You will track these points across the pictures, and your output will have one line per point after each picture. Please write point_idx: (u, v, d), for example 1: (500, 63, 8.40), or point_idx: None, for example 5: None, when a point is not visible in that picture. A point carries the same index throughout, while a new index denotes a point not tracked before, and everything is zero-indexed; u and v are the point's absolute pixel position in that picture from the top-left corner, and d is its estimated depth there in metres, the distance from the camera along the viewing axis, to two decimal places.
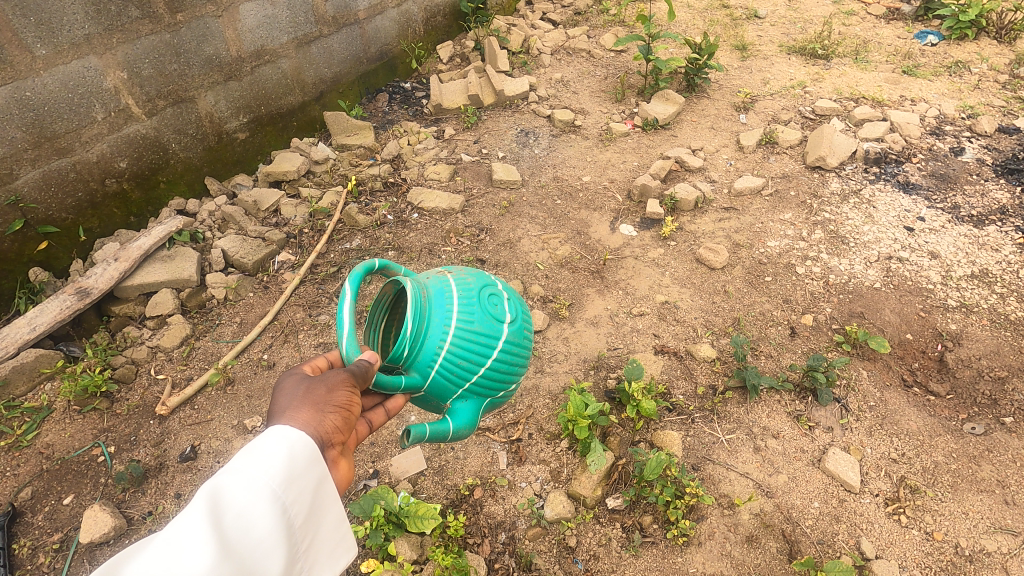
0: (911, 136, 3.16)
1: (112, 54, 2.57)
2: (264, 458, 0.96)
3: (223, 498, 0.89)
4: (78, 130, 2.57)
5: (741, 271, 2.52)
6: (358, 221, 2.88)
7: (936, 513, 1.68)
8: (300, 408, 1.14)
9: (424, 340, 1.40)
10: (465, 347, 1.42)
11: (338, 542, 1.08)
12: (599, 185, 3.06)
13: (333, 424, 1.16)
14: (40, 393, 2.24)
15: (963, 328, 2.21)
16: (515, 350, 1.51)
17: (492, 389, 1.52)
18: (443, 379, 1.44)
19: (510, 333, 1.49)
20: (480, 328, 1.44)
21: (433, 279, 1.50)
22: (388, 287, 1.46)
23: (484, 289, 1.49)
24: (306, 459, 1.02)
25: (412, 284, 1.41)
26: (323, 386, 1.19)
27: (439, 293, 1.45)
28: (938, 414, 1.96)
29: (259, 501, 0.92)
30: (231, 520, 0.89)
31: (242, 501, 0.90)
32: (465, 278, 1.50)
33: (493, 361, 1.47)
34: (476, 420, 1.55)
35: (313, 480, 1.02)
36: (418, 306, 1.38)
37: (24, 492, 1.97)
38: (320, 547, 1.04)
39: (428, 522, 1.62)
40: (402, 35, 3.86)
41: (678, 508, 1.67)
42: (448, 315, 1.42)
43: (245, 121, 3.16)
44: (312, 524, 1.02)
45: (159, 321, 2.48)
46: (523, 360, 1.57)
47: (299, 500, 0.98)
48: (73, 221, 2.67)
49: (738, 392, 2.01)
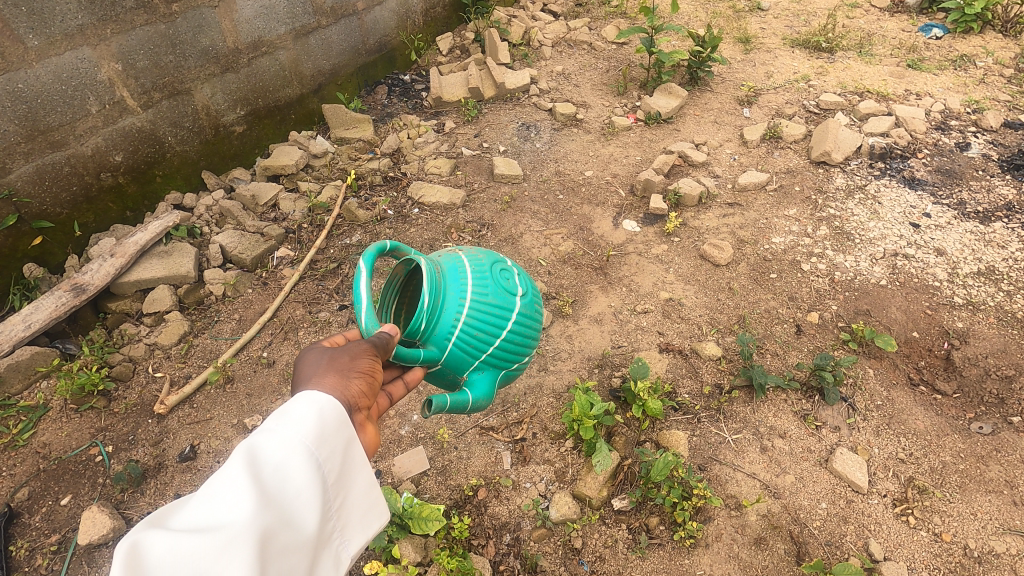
0: (916, 131, 3.13)
1: (106, 45, 2.51)
2: (296, 418, 0.97)
3: (258, 455, 0.90)
4: (72, 123, 2.51)
5: (745, 267, 2.50)
6: (358, 216, 2.84)
7: (945, 515, 1.67)
8: (326, 374, 1.15)
9: (440, 313, 1.45)
10: (480, 319, 1.48)
11: (369, 507, 1.07)
12: (602, 180, 3.03)
13: (358, 389, 1.17)
14: (37, 391, 2.20)
15: (969, 326, 2.19)
16: (527, 322, 1.59)
17: (507, 360, 1.59)
18: (461, 351, 1.49)
19: (522, 306, 1.56)
20: (494, 300, 1.50)
21: (445, 257, 1.56)
22: (400, 267, 1.49)
23: (495, 265, 1.56)
24: (336, 422, 1.01)
25: (426, 261, 1.46)
26: (346, 355, 1.21)
27: (452, 269, 1.50)
28: (945, 413, 1.94)
29: (293, 457, 0.92)
30: (268, 475, 0.90)
31: (276, 457, 0.91)
32: (476, 255, 1.56)
33: (508, 333, 1.54)
34: (492, 391, 1.61)
35: (342, 442, 1.01)
36: (433, 281, 1.43)
37: (21, 492, 1.94)
38: (352, 509, 1.04)
39: (432, 524, 1.60)
40: (401, 27, 3.81)
41: (686, 509, 1.65)
42: (463, 288, 1.48)
43: (242, 114, 3.12)
44: (344, 485, 1.02)
45: (157, 318, 2.44)
46: (534, 332, 1.64)
47: (331, 458, 0.98)
48: (68, 216, 2.62)
49: (744, 391, 1.99)
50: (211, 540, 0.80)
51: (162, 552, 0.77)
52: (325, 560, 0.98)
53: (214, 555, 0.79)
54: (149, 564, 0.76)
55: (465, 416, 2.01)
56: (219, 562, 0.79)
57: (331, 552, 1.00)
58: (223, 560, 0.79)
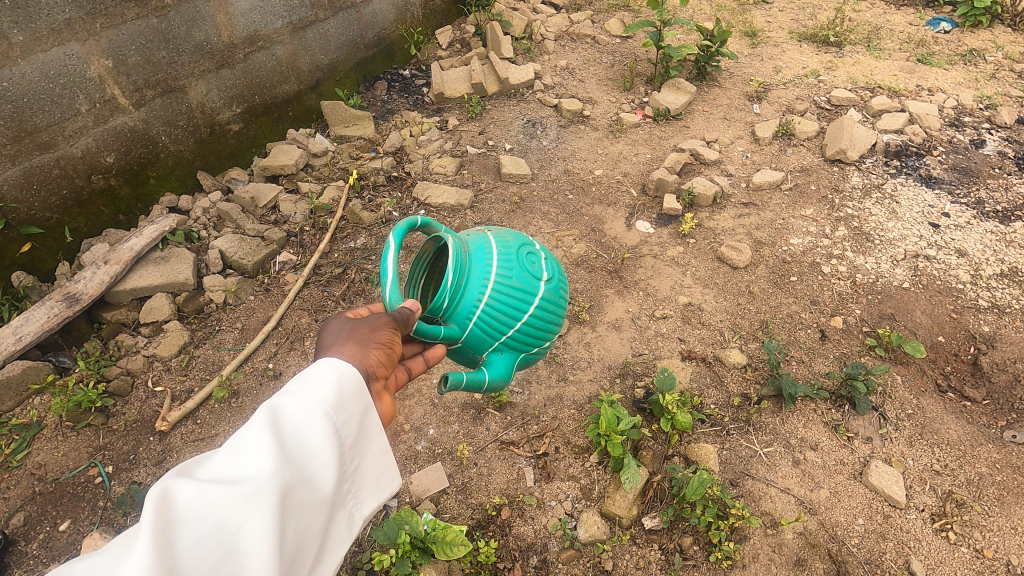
0: (931, 128, 3.07)
1: (95, 40, 2.38)
2: (316, 382, 0.97)
3: (279, 415, 0.91)
4: (61, 123, 2.39)
5: (764, 270, 2.43)
6: (363, 219, 2.74)
7: (985, 530, 1.63)
8: (346, 343, 1.14)
9: (463, 292, 1.38)
10: (503, 301, 1.41)
11: (383, 472, 1.07)
12: (613, 179, 2.94)
13: (377, 359, 1.14)
14: (29, 409, 2.10)
15: (996, 330, 2.14)
16: (551, 308, 1.50)
17: (528, 343, 1.50)
18: (481, 331, 1.42)
19: (547, 291, 1.48)
20: (517, 284, 1.42)
21: (472, 236, 1.49)
22: (429, 244, 1.45)
23: (523, 248, 1.48)
24: (354, 389, 1.01)
25: (453, 239, 1.40)
26: (367, 326, 1.19)
27: (479, 250, 1.43)
28: (976, 421, 1.89)
29: (312, 420, 0.93)
30: (287, 435, 0.91)
31: (297, 418, 0.92)
32: (504, 236, 1.49)
33: (529, 317, 1.46)
34: (510, 373, 1.53)
35: (360, 409, 1.01)
36: (458, 260, 1.37)
37: (16, 518, 1.84)
38: (366, 474, 1.04)
39: (459, 550, 1.52)
40: (400, 20, 3.68)
41: (722, 529, 1.60)
42: (488, 270, 1.40)
43: (238, 111, 2.99)
44: (359, 451, 1.02)
45: (155, 327, 2.33)
46: (557, 318, 1.55)
47: (347, 424, 0.98)
48: (58, 221, 2.49)
49: (772, 401, 1.93)
50: (233, 494, 0.82)
51: (188, 501, 0.80)
52: (339, 521, 0.99)
53: (236, 508, 0.81)
54: (175, 514, 0.78)
55: (483, 429, 1.93)
56: (240, 515, 0.81)
57: (345, 514, 1.01)
58: (244, 514, 0.82)
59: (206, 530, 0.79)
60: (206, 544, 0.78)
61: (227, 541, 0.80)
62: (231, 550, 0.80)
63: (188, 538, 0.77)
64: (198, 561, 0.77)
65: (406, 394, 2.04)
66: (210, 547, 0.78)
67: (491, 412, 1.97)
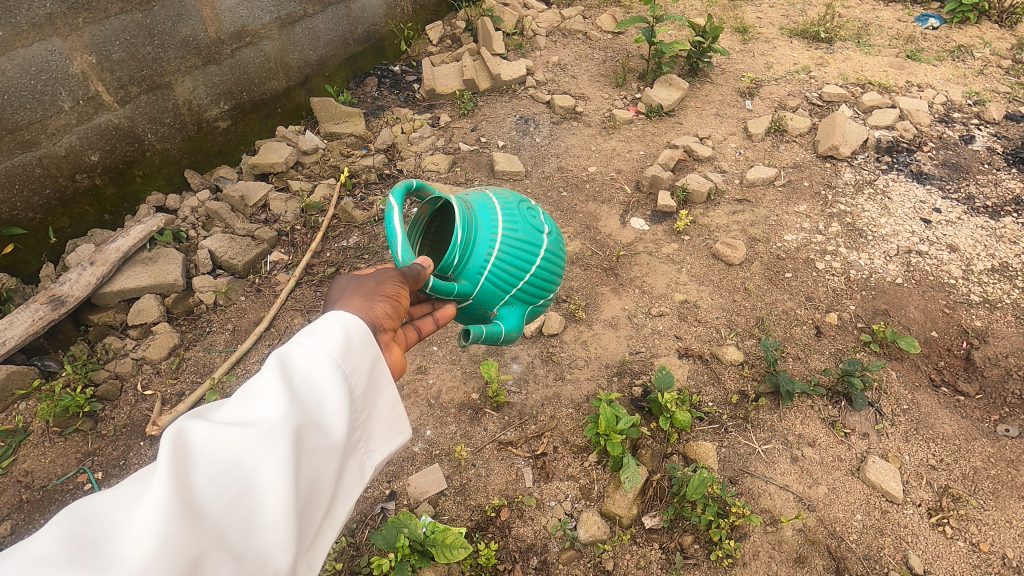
0: (921, 124, 3.10)
1: (78, 35, 2.33)
2: (323, 332, 0.93)
3: (288, 363, 0.88)
4: (43, 121, 2.33)
5: (759, 267, 2.43)
6: (355, 217, 2.70)
7: (981, 523, 1.65)
8: (351, 296, 1.12)
9: (473, 248, 1.36)
10: (512, 254, 1.39)
11: (393, 422, 1.02)
12: (606, 176, 2.93)
13: (383, 311, 1.12)
14: (15, 414, 2.05)
15: (988, 324, 2.16)
16: (555, 260, 1.49)
17: (536, 295, 1.49)
18: (493, 286, 1.40)
19: (550, 243, 1.47)
20: (524, 237, 1.41)
21: (472, 195, 1.47)
22: (424, 208, 1.43)
23: (523, 202, 1.47)
24: (362, 339, 0.97)
25: (455, 198, 1.38)
26: (372, 280, 1.16)
27: (482, 206, 1.41)
28: (970, 416, 1.91)
29: (320, 367, 0.89)
30: (297, 381, 0.88)
31: (305, 365, 0.89)
32: (503, 193, 1.47)
33: (537, 268, 1.45)
34: (521, 326, 1.51)
35: (368, 358, 0.96)
36: (464, 216, 1.34)
37: (3, 527, 1.79)
38: (378, 424, 0.99)
39: (458, 553, 1.50)
40: (390, 15, 3.63)
41: (722, 527, 1.60)
42: (494, 225, 1.38)
43: (226, 108, 2.93)
44: (370, 400, 0.97)
45: (144, 330, 2.29)
46: (560, 270, 1.54)
47: (356, 373, 0.94)
48: (42, 221, 2.44)
49: (769, 398, 1.93)
50: (245, 435, 0.80)
51: (203, 442, 0.78)
52: (351, 469, 0.95)
53: (250, 449, 0.79)
54: (191, 454, 0.77)
55: (481, 430, 1.92)
56: (253, 456, 0.79)
57: (357, 461, 0.96)
58: (257, 455, 0.79)
59: (219, 469, 0.77)
60: (221, 482, 0.77)
61: (241, 480, 0.78)
62: (246, 490, 0.78)
63: (203, 476, 0.76)
64: (214, 498, 0.76)
65: (402, 395, 2.02)
66: (223, 485, 0.77)
67: (488, 413, 1.96)
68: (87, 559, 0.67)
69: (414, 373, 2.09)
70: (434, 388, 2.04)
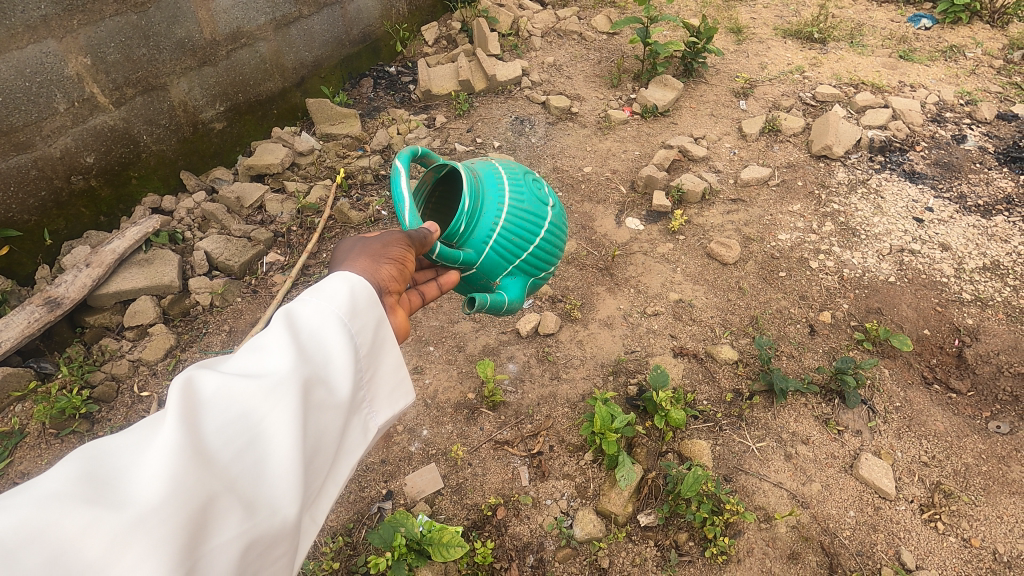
0: (913, 124, 3.12)
1: (73, 37, 2.33)
2: (329, 291, 0.94)
3: (295, 319, 0.89)
4: (38, 123, 2.33)
5: (753, 266, 2.44)
6: (351, 218, 2.70)
7: (972, 519, 1.67)
8: (358, 258, 1.12)
9: (479, 217, 1.37)
10: (517, 224, 1.40)
11: (396, 385, 1.03)
12: (602, 176, 2.94)
13: (388, 274, 1.14)
14: (12, 416, 2.05)
15: (979, 322, 2.18)
16: (558, 234, 1.51)
17: (539, 267, 1.51)
18: (497, 255, 1.41)
19: (554, 216, 1.49)
20: (529, 208, 1.43)
21: (478, 164, 1.47)
22: (428, 175, 1.44)
23: (528, 174, 1.48)
24: (368, 300, 0.98)
25: (462, 166, 1.39)
26: (378, 242, 1.17)
27: (488, 176, 1.42)
28: (962, 413, 1.92)
29: (327, 324, 0.90)
30: (304, 337, 0.88)
31: (311, 322, 0.89)
32: (509, 164, 1.48)
33: (541, 240, 1.46)
34: (523, 297, 1.52)
35: (373, 319, 0.97)
36: (471, 184, 1.35)
37: None
38: (381, 385, 1.00)
39: (455, 551, 1.51)
40: (385, 16, 3.64)
41: (717, 525, 1.61)
42: (501, 194, 1.39)
43: (221, 109, 2.94)
44: (374, 361, 0.98)
45: (140, 331, 2.29)
46: (561, 245, 1.56)
47: (362, 333, 0.95)
48: (37, 223, 2.44)
49: (763, 396, 1.95)
50: (254, 386, 0.80)
51: (211, 391, 0.79)
52: (355, 428, 0.96)
53: (259, 399, 0.80)
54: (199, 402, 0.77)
55: (477, 429, 1.93)
56: (262, 407, 0.80)
57: (361, 421, 0.97)
58: (267, 405, 0.80)
59: (230, 417, 0.77)
60: (231, 430, 0.77)
61: (250, 430, 0.78)
62: (255, 439, 0.79)
63: (212, 423, 0.76)
64: (224, 445, 0.76)
65: None
66: (233, 433, 0.77)
67: (485, 412, 1.97)
68: (99, 497, 0.67)
69: (410, 373, 2.10)
70: (430, 388, 2.05)
